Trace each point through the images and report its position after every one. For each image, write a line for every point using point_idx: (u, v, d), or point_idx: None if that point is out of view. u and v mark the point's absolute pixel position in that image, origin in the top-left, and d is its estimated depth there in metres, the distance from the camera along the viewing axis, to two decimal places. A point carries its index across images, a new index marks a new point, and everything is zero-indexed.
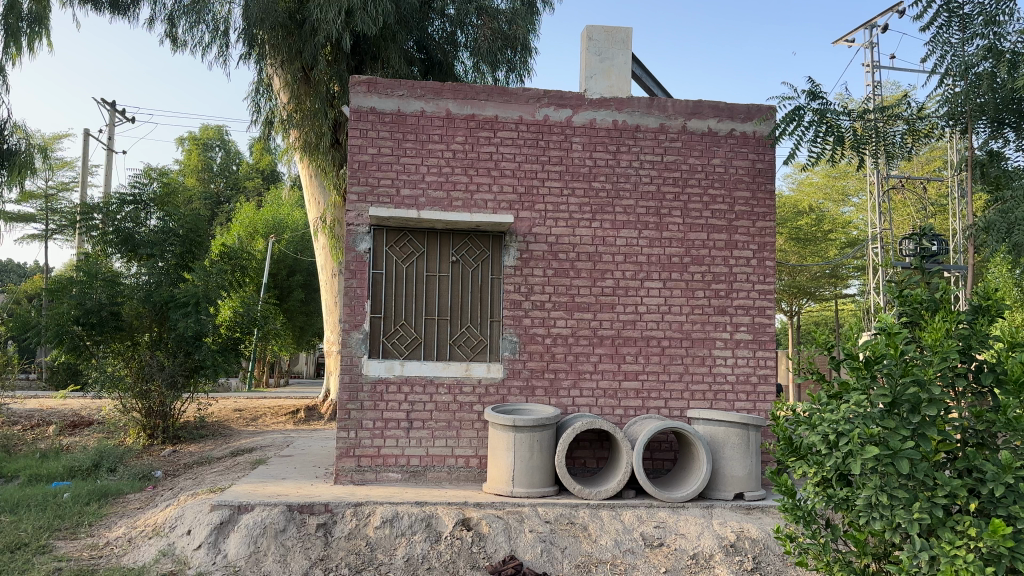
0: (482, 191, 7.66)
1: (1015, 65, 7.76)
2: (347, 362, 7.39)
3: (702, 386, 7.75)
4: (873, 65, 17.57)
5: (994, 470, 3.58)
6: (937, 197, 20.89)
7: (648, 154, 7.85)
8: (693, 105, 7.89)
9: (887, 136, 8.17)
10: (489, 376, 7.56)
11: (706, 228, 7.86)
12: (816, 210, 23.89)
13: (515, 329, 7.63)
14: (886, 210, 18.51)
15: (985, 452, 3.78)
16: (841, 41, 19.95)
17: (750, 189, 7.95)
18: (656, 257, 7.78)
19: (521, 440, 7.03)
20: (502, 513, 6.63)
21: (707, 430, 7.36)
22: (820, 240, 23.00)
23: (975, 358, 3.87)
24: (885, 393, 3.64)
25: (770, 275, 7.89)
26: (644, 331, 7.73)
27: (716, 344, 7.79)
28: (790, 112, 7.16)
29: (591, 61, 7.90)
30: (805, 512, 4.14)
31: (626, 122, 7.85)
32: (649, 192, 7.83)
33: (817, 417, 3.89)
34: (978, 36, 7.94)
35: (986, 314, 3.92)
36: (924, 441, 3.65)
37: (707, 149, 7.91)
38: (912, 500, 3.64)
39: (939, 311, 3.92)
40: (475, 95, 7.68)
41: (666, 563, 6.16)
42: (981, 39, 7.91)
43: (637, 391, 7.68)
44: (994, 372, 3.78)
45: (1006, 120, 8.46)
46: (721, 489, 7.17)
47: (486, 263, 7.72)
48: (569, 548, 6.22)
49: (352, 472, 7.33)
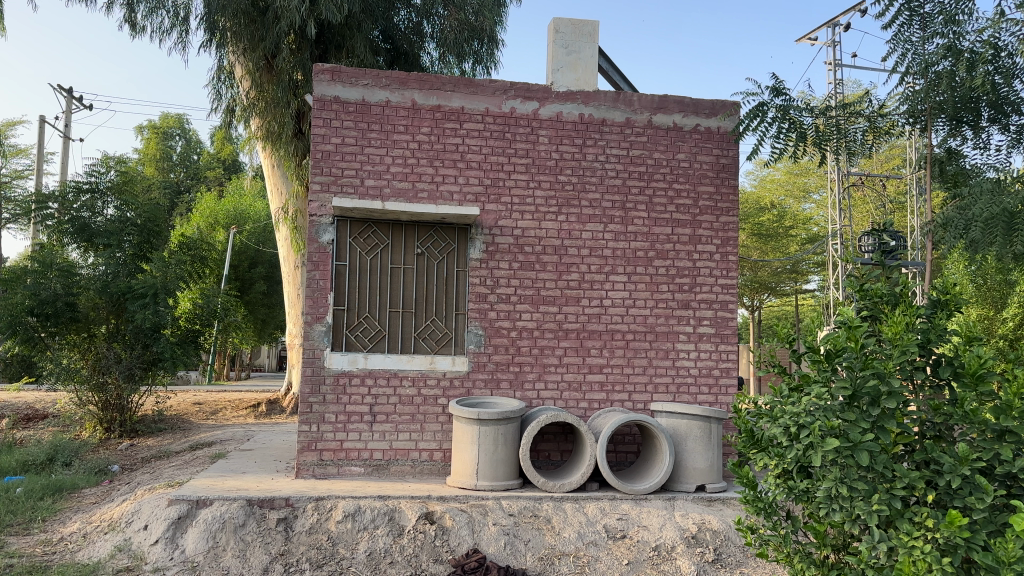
0: (448, 182, 7.60)
1: (973, 65, 7.71)
2: (309, 355, 7.29)
3: (666, 379, 7.80)
4: (835, 63, 17.80)
5: (951, 462, 3.66)
6: (895, 193, 21.26)
7: (614, 148, 7.86)
8: (658, 100, 7.92)
9: (847, 134, 8.34)
10: (454, 369, 7.51)
11: (671, 223, 7.90)
12: (778, 207, 24.20)
13: (480, 322, 7.58)
14: (847, 207, 18.79)
15: (943, 444, 3.86)
16: (803, 38, 20.14)
17: (714, 184, 8.00)
18: (621, 251, 7.80)
19: (486, 433, 7.01)
20: (466, 506, 6.59)
21: (670, 423, 7.41)
22: (782, 236, 23.36)
23: (934, 352, 3.94)
24: (846, 385, 3.69)
25: (733, 269, 7.96)
26: (609, 325, 7.75)
27: (679, 338, 7.85)
28: (754, 108, 7.20)
29: (557, 54, 7.90)
30: (766, 503, 4.17)
31: (593, 116, 7.84)
32: (615, 186, 7.84)
33: (779, 409, 3.93)
34: (938, 35, 8.02)
35: (944, 309, 4.01)
36: (884, 434, 3.71)
37: (672, 144, 7.95)
38: (871, 492, 3.71)
39: (899, 304, 4.00)
40: (441, 86, 7.60)
41: (628, 554, 6.19)
42: (941, 37, 7.99)
43: (601, 384, 7.70)
44: (952, 366, 3.85)
45: (965, 118, 8.16)
46: (683, 481, 7.25)
47: (452, 255, 7.68)
48: (533, 541, 6.23)
49: (314, 466, 7.25)
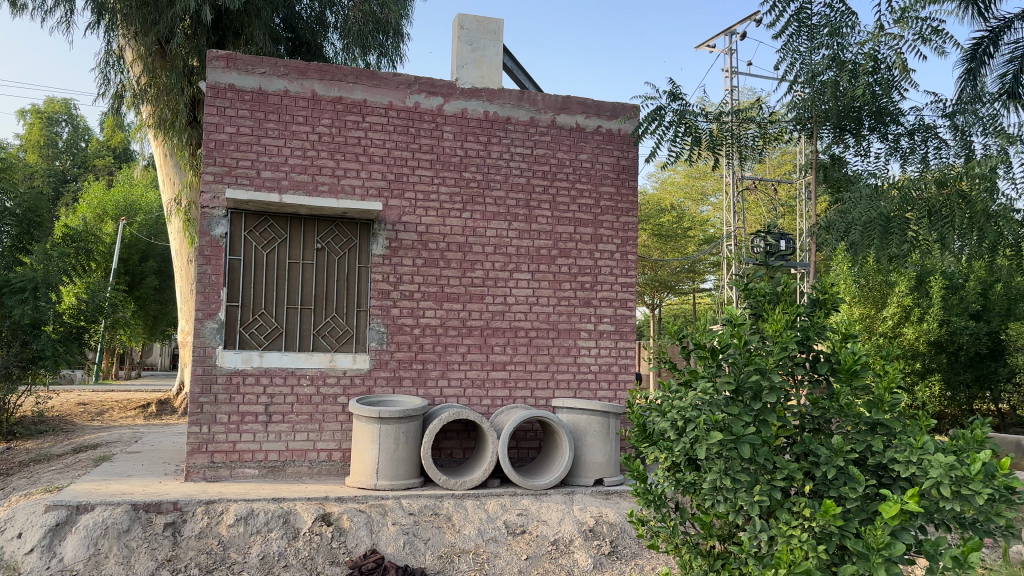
0: (349, 176, 7.44)
1: (854, 75, 8.12)
2: (200, 353, 7.00)
3: (567, 375, 7.91)
4: (731, 71, 18.51)
5: (827, 454, 3.84)
6: (786, 197, 22.33)
7: (518, 147, 7.89)
8: (562, 100, 8.00)
9: (741, 139, 8.81)
10: (355, 367, 7.36)
11: (574, 222, 8.01)
12: (677, 208, 25.01)
13: (382, 319, 7.46)
14: (741, 210, 19.60)
15: (820, 436, 4.06)
16: (701, 45, 20.85)
17: (615, 185, 8.16)
18: (524, 249, 7.85)
19: (386, 432, 6.91)
20: (365, 507, 6.47)
21: (570, 419, 7.48)
22: (680, 236, 24.19)
23: (813, 348, 4.13)
24: (730, 380, 3.84)
25: (633, 268, 8.14)
26: (512, 322, 7.77)
27: (580, 335, 7.96)
28: (653, 111, 7.38)
29: (462, 50, 7.85)
30: (655, 495, 4.29)
31: (497, 113, 7.85)
32: (519, 184, 7.87)
33: (668, 403, 4.05)
34: (824, 46, 8.35)
35: (823, 307, 4.22)
36: (765, 427, 3.87)
37: (575, 144, 8.06)
38: (753, 483, 3.86)
39: (780, 303, 4.19)
40: (343, 78, 7.45)
41: (527, 549, 6.23)
42: (826, 49, 8.31)
43: (504, 381, 7.72)
44: (830, 361, 4.05)
45: (848, 126, 8.42)
46: (582, 475, 7.37)
47: (353, 251, 7.53)
48: (432, 539, 6.19)
49: (205, 468, 6.97)
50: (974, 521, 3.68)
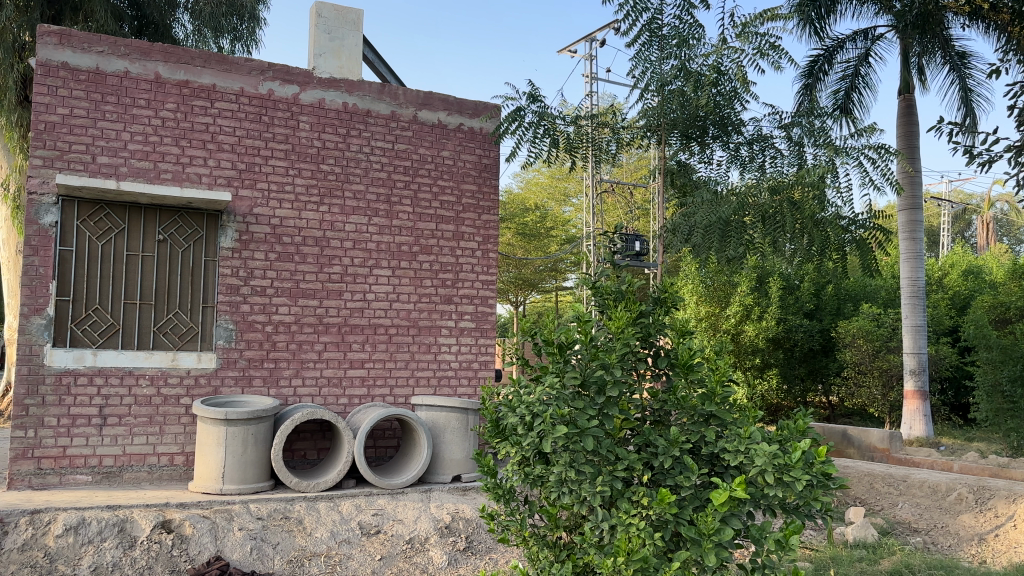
0: (197, 165, 7.06)
1: (700, 85, 8.51)
2: (24, 352, 6.42)
3: (427, 372, 7.86)
4: (592, 76, 19.08)
5: (664, 444, 4.01)
6: (642, 200, 23.31)
7: (378, 140, 7.76)
8: (423, 95, 7.95)
9: (598, 143, 9.12)
10: (200, 366, 6.99)
11: (435, 219, 7.97)
12: (541, 208, 25.53)
13: (230, 316, 7.13)
14: (600, 211, 20.27)
15: (660, 428, 4.25)
16: (564, 50, 21.39)
17: (476, 182, 8.19)
18: (385, 245, 7.72)
19: (234, 434, 6.60)
20: (209, 512, 6.15)
21: (429, 416, 7.47)
22: (543, 235, 24.71)
23: (655, 344, 4.31)
24: (576, 375, 3.96)
25: (494, 266, 8.21)
26: (371, 319, 7.64)
27: (440, 332, 7.93)
28: (513, 111, 7.47)
29: (319, 39, 7.63)
30: (505, 490, 4.32)
31: (357, 105, 7.69)
32: (379, 178, 7.74)
33: (517, 399, 4.10)
34: (672, 56, 8.67)
35: (663, 305, 4.40)
36: (608, 420, 4.00)
37: (436, 140, 8.02)
38: (596, 474, 3.97)
39: (624, 300, 4.33)
40: (191, 61, 7.06)
41: (381, 549, 6.14)
42: (674, 58, 8.65)
43: (362, 379, 7.57)
44: (668, 356, 4.23)
45: (694, 134, 8.89)
46: (440, 473, 7.34)
47: (201, 244, 7.15)
48: (282, 544, 5.96)
49: (29, 476, 6.41)
50: (795, 505, 3.91)
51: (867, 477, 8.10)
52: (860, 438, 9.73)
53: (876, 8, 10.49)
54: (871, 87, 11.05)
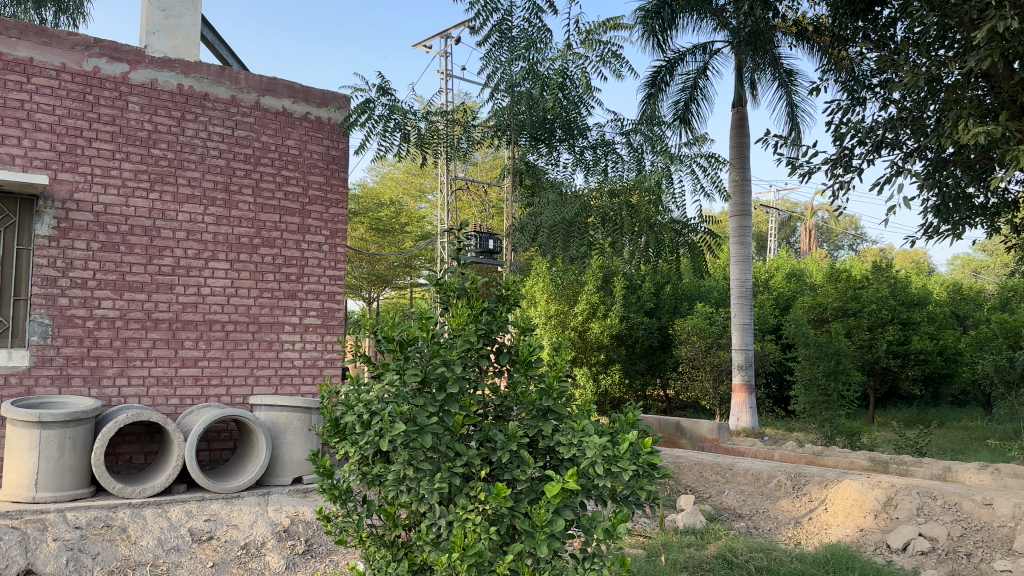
0: (7, 144, 6.43)
1: (548, 88, 8.69)
2: None
3: (268, 371, 7.57)
4: (447, 73, 19.12)
5: (504, 439, 4.07)
6: (496, 199, 23.69)
7: (217, 126, 7.39)
8: (267, 81, 7.66)
9: (451, 141, 9.28)
10: (11, 364, 6.41)
11: (279, 210, 7.69)
12: (396, 204, 25.32)
13: (45, 310, 6.54)
14: (454, 208, 20.37)
15: (501, 423, 4.31)
16: (420, 46, 21.32)
17: (323, 174, 7.98)
18: (222, 236, 7.36)
19: (48, 438, 6.07)
20: (17, 523, 5.63)
21: (269, 416, 7.21)
22: (397, 232, 24.45)
23: (497, 340, 4.36)
24: (417, 372, 3.90)
25: (341, 261, 8.03)
26: (207, 314, 7.25)
27: (283, 329, 7.66)
28: (361, 104, 7.34)
29: (152, 16, 7.17)
30: (341, 490, 4.19)
31: (194, 88, 7.28)
32: (218, 166, 7.37)
33: (355, 396, 4.01)
34: (522, 58, 8.75)
35: (506, 302, 4.41)
36: (448, 416, 3.99)
37: (281, 129, 7.75)
38: (435, 471, 3.95)
39: (467, 297, 4.31)
40: (2, 30, 6.43)
41: (214, 556, 5.83)
42: (522, 60, 8.76)
43: (196, 378, 7.17)
44: (510, 353, 4.31)
45: (543, 136, 9.15)
46: (279, 475, 7.12)
47: (11, 230, 6.51)
48: (102, 554, 5.54)
49: None
50: (625, 494, 4.00)
51: (697, 467, 8.60)
52: (692, 430, 10.35)
53: (712, 25, 11.15)
54: (709, 99, 11.75)
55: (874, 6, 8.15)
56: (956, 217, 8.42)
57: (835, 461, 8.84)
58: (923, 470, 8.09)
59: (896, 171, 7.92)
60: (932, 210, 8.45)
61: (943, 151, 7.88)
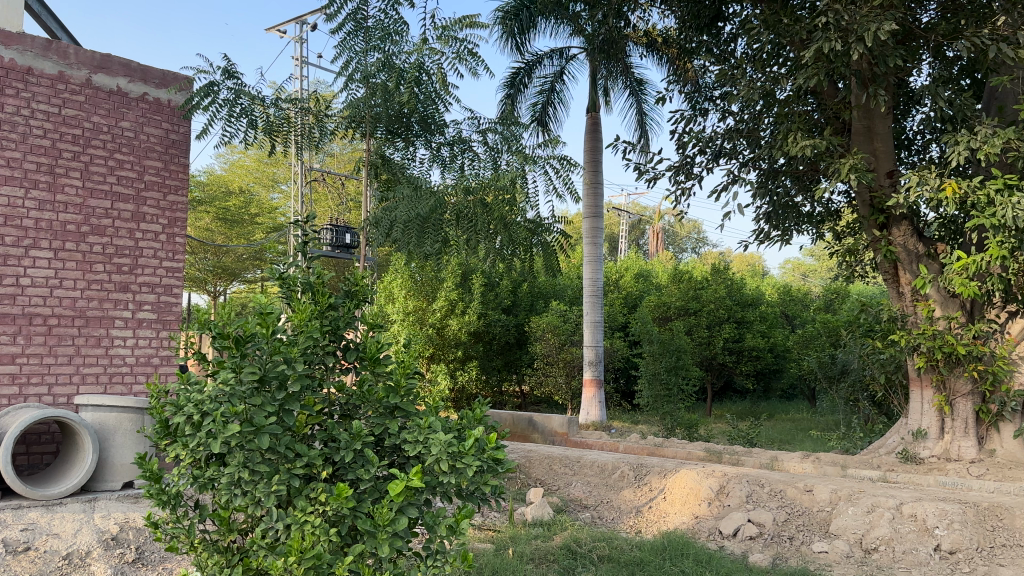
0: None
1: (403, 82, 8.63)
2: None
3: (96, 369, 7.03)
4: (302, 60, 18.57)
5: (347, 438, 3.64)
6: (352, 192, 23.29)
7: (41, 103, 6.79)
8: (100, 58, 7.13)
9: (304, 130, 9.07)
10: None
11: (111, 197, 7.16)
12: (245, 193, 24.30)
13: None
14: (308, 199, 19.84)
15: (349, 422, 3.89)
16: (273, 30, 20.58)
17: (162, 159, 7.52)
18: (45, 223, 6.76)
19: None
20: None
21: (96, 417, 6.71)
22: (247, 222, 23.49)
23: (344, 338, 3.94)
24: (255, 370, 3.46)
25: (180, 252, 7.59)
26: (26, 307, 6.64)
27: (114, 323, 7.15)
28: (205, 86, 6.97)
29: None
30: (171, 495, 3.89)
31: (14, 60, 6.66)
32: (40, 146, 6.76)
33: (185, 396, 3.64)
34: (376, 49, 8.67)
35: (355, 298, 4.06)
36: (288, 416, 3.58)
37: (114, 109, 7.23)
38: (272, 473, 3.56)
39: (313, 291, 3.90)
40: None
41: (30, 569, 5.32)
42: (377, 51, 8.67)
43: (12, 377, 6.56)
44: (359, 349, 3.88)
45: (399, 130, 9.11)
46: (108, 480, 6.67)
47: None
48: None
49: None
50: (473, 491, 3.69)
51: (547, 460, 8.80)
52: (543, 424, 10.62)
53: (569, 30, 11.45)
54: (565, 102, 12.07)
55: (717, 22, 8.68)
56: (784, 223, 9.12)
57: (675, 452, 9.35)
58: (752, 459, 8.70)
59: (733, 179, 8.48)
60: (765, 217, 9.13)
61: (774, 161, 8.52)
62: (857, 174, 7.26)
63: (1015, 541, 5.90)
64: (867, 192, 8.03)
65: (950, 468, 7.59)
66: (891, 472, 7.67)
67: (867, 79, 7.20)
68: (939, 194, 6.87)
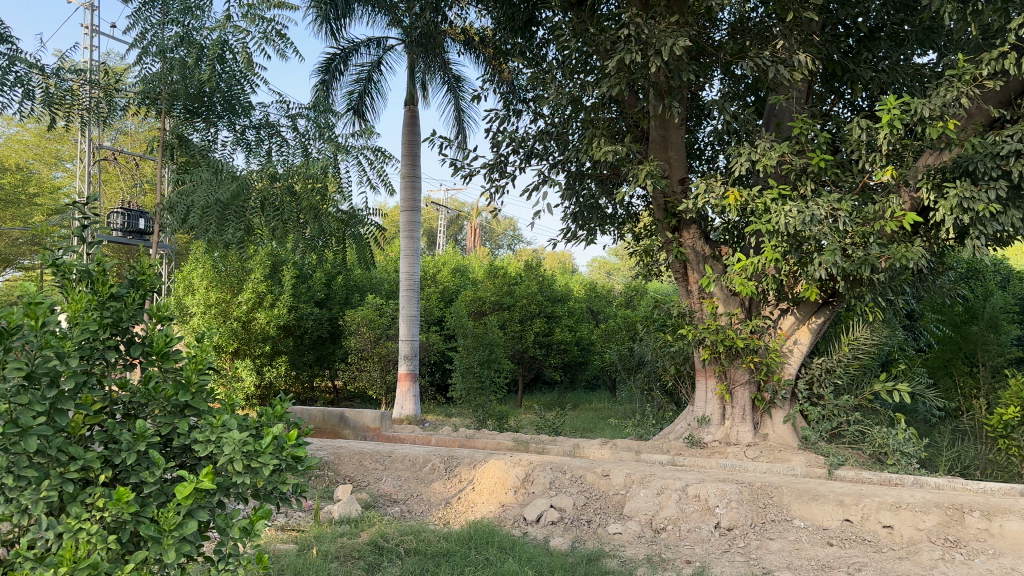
0: None
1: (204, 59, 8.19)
2: None
3: None
4: (93, 29, 16.99)
5: (128, 438, 3.20)
6: (149, 175, 21.66)
7: None
8: None
9: (89, 103, 8.32)
10: None
11: None
12: (22, 170, 21.86)
13: None
14: (98, 180, 18.20)
15: (133, 421, 3.41)
16: None
17: None
18: None
19: None
20: None
21: None
22: (24, 204, 21.16)
23: (129, 331, 3.49)
24: (22, 366, 2.85)
25: None
26: None
27: None
28: None
29: None
30: None
31: None
32: None
33: None
34: (175, 22, 8.23)
35: (141, 289, 3.59)
36: (59, 416, 3.05)
37: None
38: (42, 479, 3.00)
39: (92, 281, 3.42)
40: None
41: None
42: (176, 25, 8.23)
43: None
44: (144, 345, 3.46)
45: (198, 110, 8.58)
46: None
47: None
48: None
49: None
50: (269, 490, 3.34)
51: (357, 455, 8.63)
52: (355, 420, 10.44)
53: (386, 21, 11.31)
54: (382, 93, 11.93)
55: (530, 25, 8.99)
56: (589, 223, 9.59)
57: (485, 443, 9.55)
58: (557, 447, 9.07)
59: (543, 179, 8.79)
60: (572, 217, 9.57)
61: (582, 164, 8.93)
62: (654, 179, 7.78)
63: (783, 515, 6.45)
64: (662, 198, 8.64)
65: (728, 451, 8.36)
66: (680, 456, 8.31)
67: (663, 91, 7.74)
68: (724, 201, 7.54)
